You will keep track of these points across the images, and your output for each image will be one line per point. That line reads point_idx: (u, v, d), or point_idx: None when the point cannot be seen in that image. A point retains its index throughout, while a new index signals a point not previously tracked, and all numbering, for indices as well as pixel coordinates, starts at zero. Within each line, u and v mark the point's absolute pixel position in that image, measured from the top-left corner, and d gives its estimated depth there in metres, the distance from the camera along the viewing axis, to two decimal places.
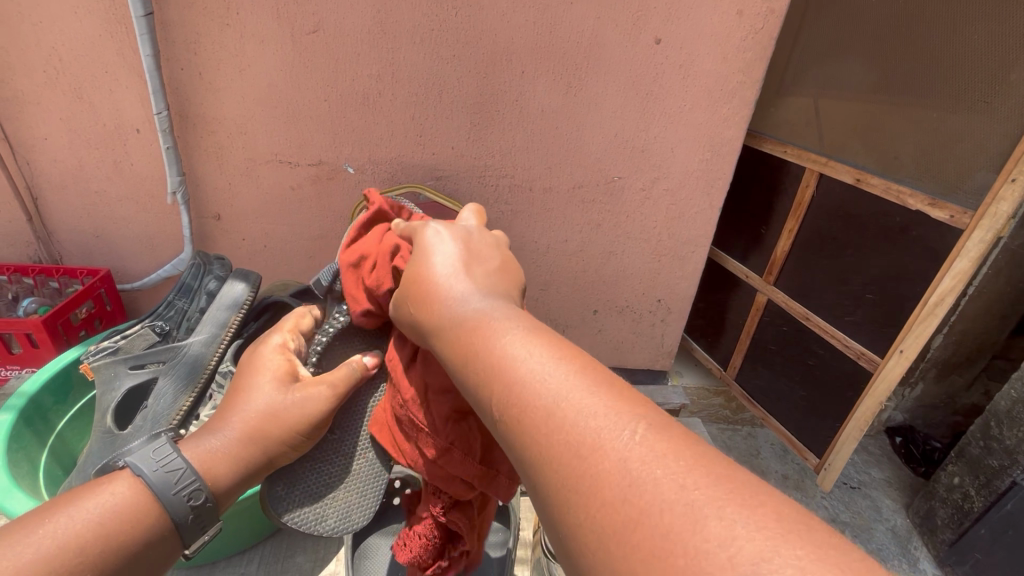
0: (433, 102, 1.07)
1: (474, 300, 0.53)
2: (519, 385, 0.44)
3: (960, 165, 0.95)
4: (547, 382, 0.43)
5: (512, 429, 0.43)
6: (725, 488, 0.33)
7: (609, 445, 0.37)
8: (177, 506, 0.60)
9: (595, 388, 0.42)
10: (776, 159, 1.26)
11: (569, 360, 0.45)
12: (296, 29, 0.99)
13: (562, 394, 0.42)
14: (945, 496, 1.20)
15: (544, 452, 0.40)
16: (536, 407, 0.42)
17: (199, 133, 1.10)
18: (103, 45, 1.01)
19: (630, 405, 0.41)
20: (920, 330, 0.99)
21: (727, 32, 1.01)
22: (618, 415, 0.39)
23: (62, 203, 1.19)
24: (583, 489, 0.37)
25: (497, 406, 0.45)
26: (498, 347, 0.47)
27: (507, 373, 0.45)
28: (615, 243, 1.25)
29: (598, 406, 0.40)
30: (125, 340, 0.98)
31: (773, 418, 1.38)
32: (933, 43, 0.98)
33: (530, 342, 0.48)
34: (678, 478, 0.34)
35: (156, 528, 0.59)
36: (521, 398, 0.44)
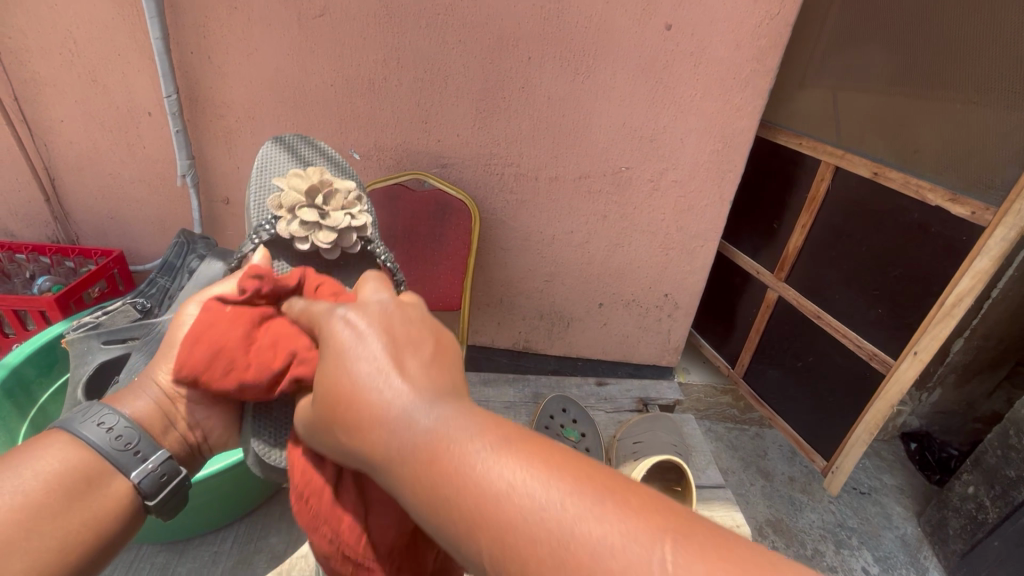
0: (438, 88, 1.06)
1: (382, 361, 0.43)
2: (409, 446, 0.38)
3: (982, 160, 0.91)
4: (420, 435, 0.38)
5: (424, 510, 0.37)
6: (637, 516, 0.31)
7: (499, 483, 0.34)
8: (92, 436, 0.58)
9: (484, 433, 0.37)
10: (791, 151, 1.21)
11: (498, 425, 0.38)
12: (303, 13, 0.99)
13: (464, 445, 0.36)
14: (958, 506, 1.16)
15: (455, 529, 0.35)
16: (443, 473, 0.36)
17: (208, 117, 1.11)
18: (115, 28, 1.02)
19: (558, 461, 0.35)
20: (935, 332, 0.94)
21: (741, 17, 0.97)
22: (502, 456, 0.35)
23: (77, 184, 1.22)
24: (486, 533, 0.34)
25: (415, 497, 0.37)
26: (410, 417, 0.39)
27: (423, 448, 0.37)
28: (622, 236, 1.22)
29: (522, 473, 0.34)
30: (106, 315, 1.00)
31: (781, 419, 1.34)
32: (959, 34, 0.95)
33: (446, 402, 0.40)
34: (567, 505, 0.32)
35: (86, 462, 0.56)
36: (417, 472, 0.37)
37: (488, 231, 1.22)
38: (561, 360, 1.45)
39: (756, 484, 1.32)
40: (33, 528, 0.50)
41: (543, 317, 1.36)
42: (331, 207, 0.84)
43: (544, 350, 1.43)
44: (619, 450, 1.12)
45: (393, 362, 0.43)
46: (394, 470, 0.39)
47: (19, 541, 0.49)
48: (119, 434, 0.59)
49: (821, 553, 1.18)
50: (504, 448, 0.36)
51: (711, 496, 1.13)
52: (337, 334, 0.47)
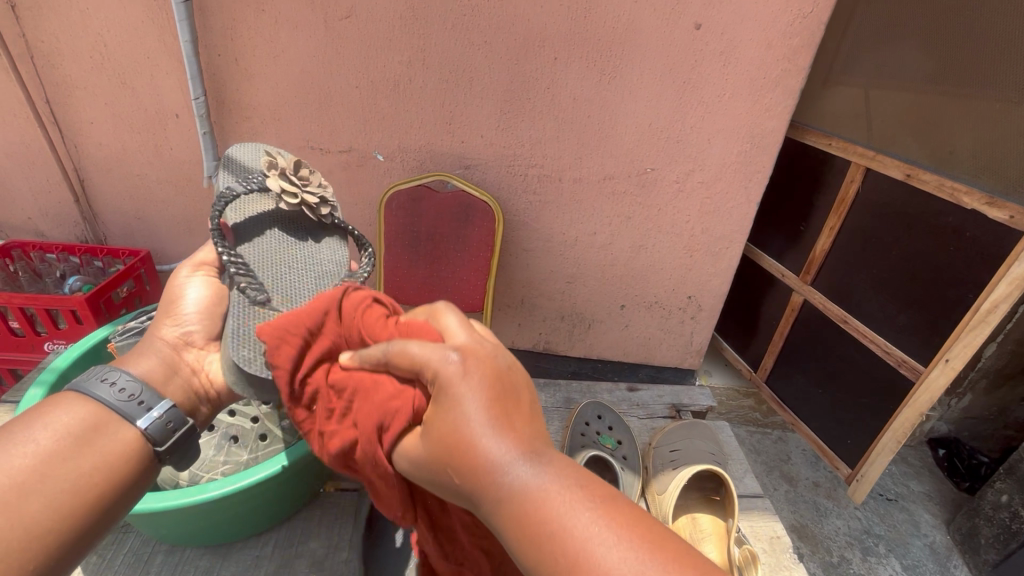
0: (463, 89, 1.06)
1: (487, 415, 0.39)
2: (504, 501, 0.37)
3: (1020, 162, 0.89)
4: (533, 491, 0.36)
5: (528, 559, 0.36)
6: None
7: (596, 554, 0.33)
8: (98, 391, 0.57)
9: (581, 493, 0.36)
10: (820, 152, 1.19)
11: (588, 488, 0.37)
12: (329, 15, 0.99)
13: (563, 512, 0.35)
14: (991, 515, 1.14)
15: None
16: (543, 535, 0.35)
17: (235, 119, 1.11)
18: (145, 31, 1.03)
19: (657, 535, 0.34)
20: (969, 339, 0.92)
21: (773, 15, 0.95)
22: (615, 538, 0.33)
23: (106, 186, 1.24)
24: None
25: (518, 539, 0.36)
26: (508, 471, 0.37)
27: (523, 502, 0.36)
28: (646, 237, 1.21)
29: (625, 546, 0.33)
30: (151, 320, 1.01)
31: (803, 424, 1.33)
32: (994, 33, 0.93)
33: (545, 460, 0.38)
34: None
35: (91, 415, 0.56)
36: (515, 523, 0.36)
37: (511, 231, 1.22)
38: (581, 362, 1.45)
39: (780, 489, 1.30)
40: (48, 472, 0.50)
41: (564, 318, 1.35)
42: (309, 181, 0.81)
43: (565, 351, 1.42)
44: (655, 458, 1.12)
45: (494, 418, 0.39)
46: (498, 513, 0.37)
47: (35, 484, 0.49)
48: (123, 388, 0.59)
49: (848, 560, 1.16)
50: (608, 515, 0.35)
51: (750, 505, 1.11)
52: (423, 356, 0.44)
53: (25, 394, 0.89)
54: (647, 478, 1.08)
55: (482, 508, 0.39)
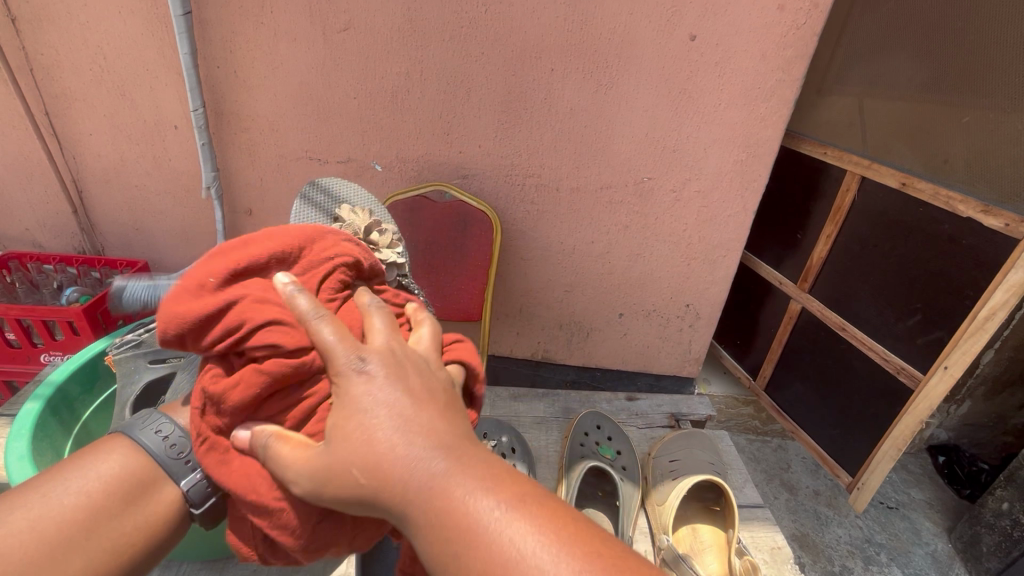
0: (460, 100, 1.06)
1: (399, 395, 0.44)
2: (420, 506, 0.40)
3: (1013, 170, 0.90)
4: (430, 475, 0.41)
5: (420, 535, 0.40)
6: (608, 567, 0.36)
7: (506, 544, 0.37)
8: (151, 446, 0.57)
9: (498, 490, 0.40)
10: (815, 161, 1.20)
11: (488, 466, 0.42)
12: (328, 27, 1.00)
13: (475, 508, 0.39)
14: (991, 522, 1.13)
15: (444, 553, 0.39)
16: (463, 539, 0.38)
17: (234, 130, 1.12)
18: (145, 43, 1.04)
19: (548, 514, 0.39)
20: (967, 346, 0.93)
21: (766, 27, 0.96)
22: (513, 514, 0.39)
23: (104, 197, 1.24)
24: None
25: (412, 519, 0.41)
26: (410, 455, 0.41)
27: (427, 489, 0.40)
28: (643, 246, 1.22)
29: (507, 516, 0.39)
30: (149, 333, 1.00)
31: (804, 432, 1.32)
32: (985, 42, 0.94)
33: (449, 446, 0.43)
34: (562, 573, 0.36)
35: (144, 470, 0.56)
36: (429, 525, 0.40)
37: (509, 241, 1.22)
38: (580, 371, 1.44)
39: (780, 498, 1.30)
40: (92, 526, 0.50)
41: (562, 327, 1.35)
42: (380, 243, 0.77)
43: (563, 360, 1.42)
44: (654, 468, 1.11)
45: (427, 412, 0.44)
46: (409, 519, 0.41)
47: (79, 538, 0.49)
48: (174, 443, 0.58)
49: (850, 569, 1.16)
50: (523, 513, 0.39)
51: (750, 516, 1.11)
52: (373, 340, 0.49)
53: (20, 408, 0.93)
54: (647, 489, 1.08)
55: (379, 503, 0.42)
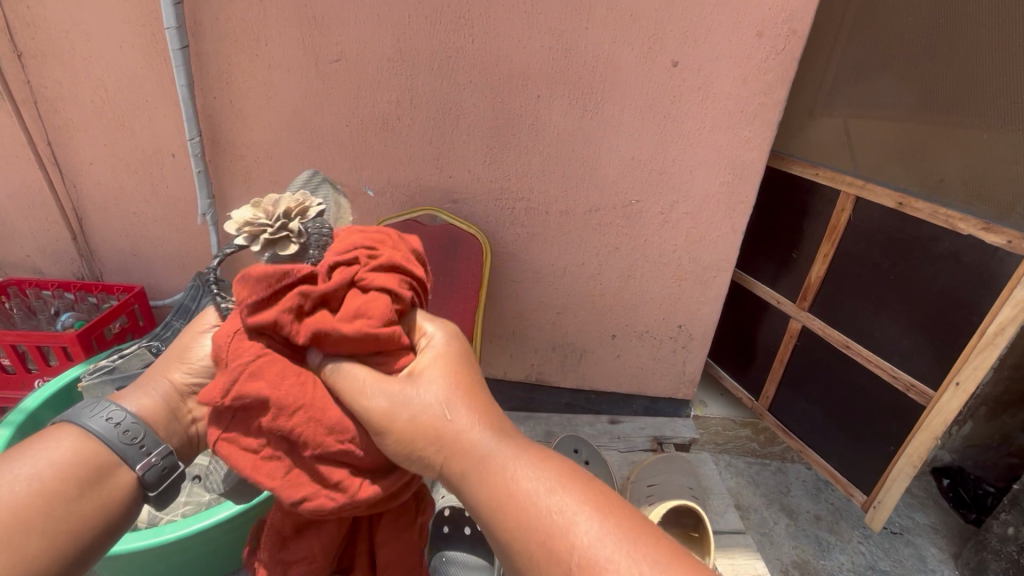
0: (450, 127, 1.09)
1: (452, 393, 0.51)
2: (477, 467, 0.46)
3: (1014, 188, 0.91)
4: (503, 455, 0.47)
5: (487, 510, 0.45)
6: (670, 560, 0.39)
7: (557, 524, 0.42)
8: (105, 432, 0.57)
9: (543, 461, 0.46)
10: (808, 181, 1.21)
11: (543, 450, 0.48)
12: (320, 58, 1.03)
13: (528, 479, 0.44)
14: (998, 548, 1.11)
15: (509, 531, 0.43)
16: (514, 509, 0.43)
17: (230, 158, 1.14)
18: (143, 76, 1.07)
19: (609, 498, 0.44)
20: (978, 362, 0.92)
21: (747, 51, 0.98)
22: (566, 496, 0.43)
23: (104, 224, 1.26)
24: (518, 544, 0.43)
25: (488, 502, 0.45)
26: (479, 444, 0.47)
27: (490, 468, 0.46)
28: (634, 267, 1.22)
29: (566, 500, 0.43)
30: (122, 358, 1.02)
31: (813, 452, 1.30)
32: (974, 64, 0.96)
33: (507, 436, 0.49)
34: (605, 538, 0.40)
35: (98, 457, 0.56)
36: (490, 497, 0.45)
37: (500, 264, 1.23)
38: (574, 393, 1.43)
39: (781, 523, 1.27)
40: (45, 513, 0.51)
41: (555, 348, 1.35)
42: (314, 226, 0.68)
43: (556, 382, 1.41)
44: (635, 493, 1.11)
45: (464, 392, 0.52)
46: (475, 486, 0.46)
47: (37, 524, 0.50)
48: (127, 428, 0.58)
49: None
50: (564, 484, 0.44)
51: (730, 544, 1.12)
52: (408, 374, 0.54)
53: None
54: None
55: (451, 471, 0.48)
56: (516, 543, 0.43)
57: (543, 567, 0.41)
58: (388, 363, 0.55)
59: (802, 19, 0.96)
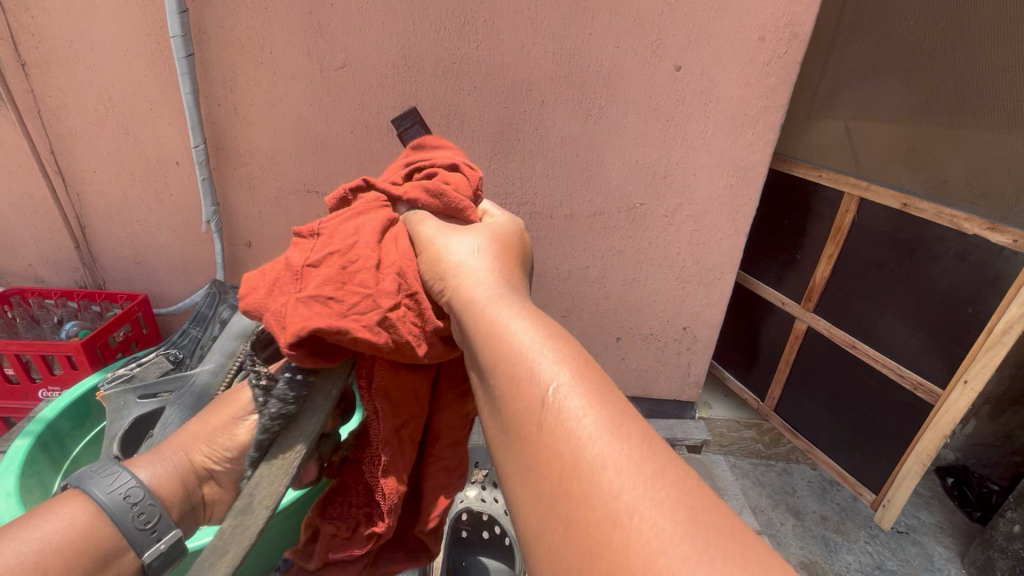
0: (454, 132, 1.09)
1: (483, 263, 0.49)
2: (477, 317, 0.43)
3: (1015, 187, 0.92)
4: (498, 305, 0.43)
5: (479, 347, 0.42)
6: (660, 469, 0.30)
7: (548, 376, 0.36)
8: (118, 511, 0.53)
9: (539, 321, 0.41)
10: (810, 182, 1.22)
11: (541, 313, 0.43)
12: (324, 65, 1.03)
13: (522, 329, 0.40)
14: (1005, 546, 1.11)
15: (491, 372, 0.40)
16: (508, 351, 0.39)
17: (233, 165, 1.14)
18: (148, 84, 1.08)
19: (605, 382, 0.36)
20: (985, 360, 0.92)
21: (749, 56, 1.00)
22: (561, 360, 0.37)
23: (107, 232, 1.26)
24: (509, 408, 0.37)
25: (478, 338, 0.42)
26: (487, 295, 0.45)
27: (482, 316, 0.43)
28: (637, 270, 1.23)
29: (556, 354, 0.38)
30: (140, 367, 1.00)
31: (820, 452, 1.30)
32: (975, 65, 0.97)
33: (517, 297, 0.45)
34: (605, 421, 0.32)
35: (105, 537, 0.51)
36: (486, 339, 0.41)
37: None
38: None
39: (787, 523, 1.27)
40: None
41: None
42: None
43: None
44: None
45: (495, 270, 0.49)
46: (474, 329, 0.43)
47: None
48: (143, 510, 0.55)
49: None
50: (558, 344, 0.39)
51: None
52: (444, 241, 0.52)
53: (10, 446, 0.96)
54: None
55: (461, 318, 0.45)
56: (501, 381, 0.39)
57: (516, 414, 0.36)
58: (430, 229, 0.55)
59: (803, 24, 0.97)
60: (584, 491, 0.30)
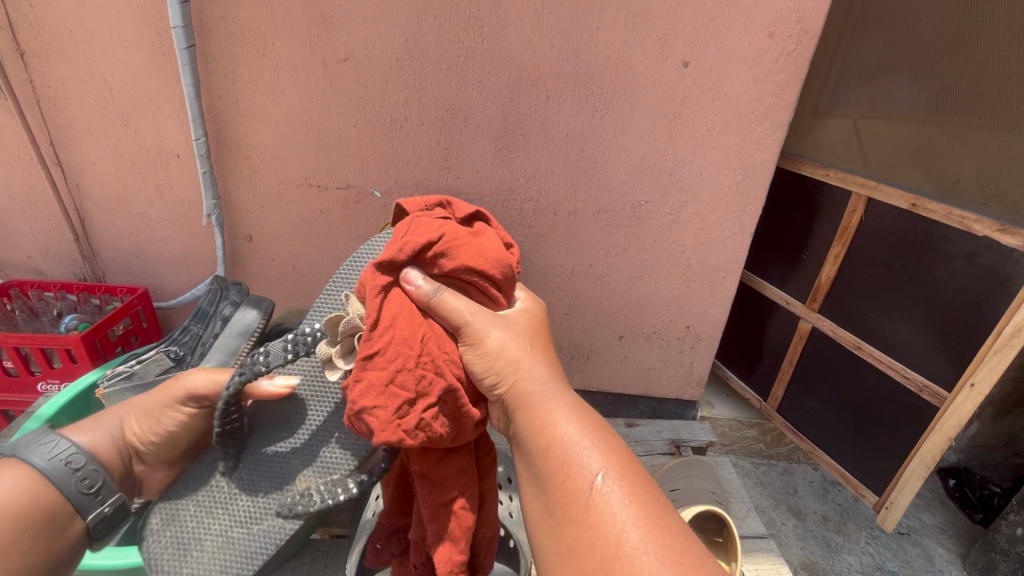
0: (458, 127, 1.08)
1: (528, 361, 0.68)
2: (533, 406, 0.62)
3: None
4: (542, 398, 0.63)
5: (529, 429, 0.61)
6: (650, 522, 0.50)
7: (581, 455, 0.56)
8: (60, 475, 0.73)
9: (577, 415, 0.61)
10: (817, 182, 1.20)
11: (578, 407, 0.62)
12: (328, 58, 1.02)
13: (562, 419, 0.60)
14: (1007, 549, 1.11)
15: (537, 445, 0.59)
16: (553, 430, 0.59)
17: (234, 158, 1.13)
18: (148, 75, 1.06)
19: (622, 461, 0.56)
20: (994, 363, 0.92)
21: (758, 52, 0.98)
22: (597, 449, 0.57)
23: (107, 224, 1.25)
24: (550, 470, 0.57)
25: (528, 423, 0.62)
26: (536, 389, 0.64)
27: (535, 402, 0.63)
28: (642, 268, 1.22)
29: (586, 437, 0.58)
30: (140, 365, 1.01)
31: (822, 452, 1.30)
32: (989, 65, 0.96)
33: (562, 394, 0.65)
34: (614, 494, 0.52)
35: (47, 493, 0.72)
36: (536, 422, 0.61)
37: None
38: (581, 394, 1.43)
39: (788, 524, 1.27)
40: None
41: (562, 349, 1.34)
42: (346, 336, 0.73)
43: None
44: None
45: (538, 364, 0.68)
46: (527, 414, 0.62)
47: None
48: None
49: None
50: (588, 430, 0.59)
51: (753, 548, 1.11)
52: (488, 338, 0.68)
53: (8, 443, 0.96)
54: None
55: (514, 405, 0.64)
56: (544, 452, 0.58)
57: (552, 475, 0.56)
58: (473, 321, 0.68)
59: (813, 20, 0.96)
60: (597, 531, 0.50)
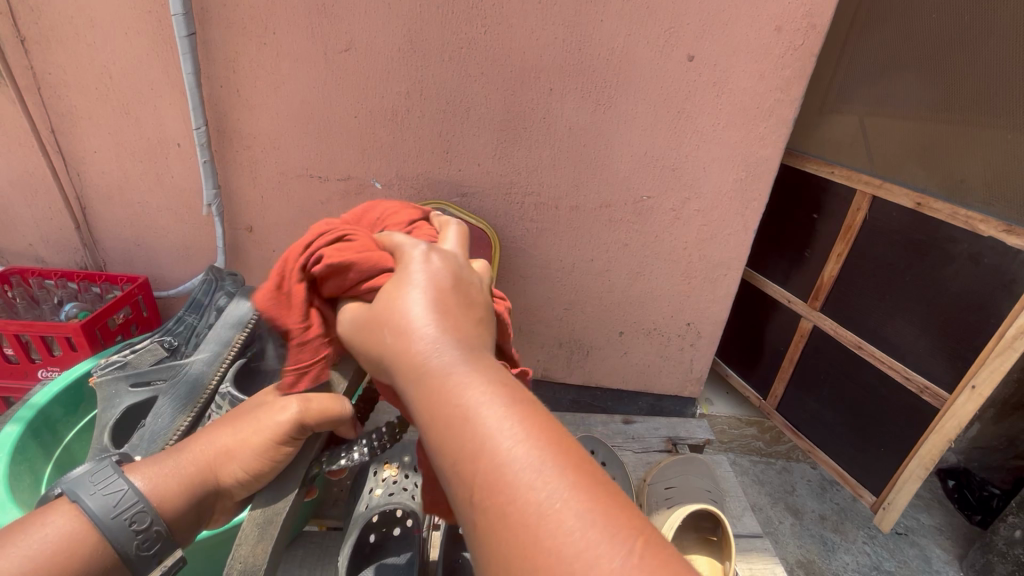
0: (460, 119, 1.07)
1: (424, 308, 0.49)
2: (426, 379, 0.45)
3: None
4: (444, 368, 0.45)
5: (424, 407, 0.45)
6: (602, 508, 0.37)
7: (488, 432, 0.41)
8: (120, 536, 0.51)
9: (488, 377, 0.44)
10: (822, 179, 1.19)
11: (489, 367, 0.46)
12: (329, 48, 1.01)
13: (470, 393, 0.43)
14: (1005, 551, 1.11)
15: (434, 424, 0.43)
16: (453, 405, 0.43)
17: (235, 147, 1.12)
18: (149, 63, 1.06)
19: (547, 426, 0.42)
20: (995, 366, 0.91)
21: (765, 47, 0.97)
22: (507, 415, 0.42)
23: (108, 213, 1.24)
24: (455, 459, 0.41)
25: (421, 396, 0.45)
26: (433, 355, 0.46)
27: (433, 373, 0.45)
28: (643, 265, 1.21)
29: (492, 403, 0.42)
30: (134, 354, 1.01)
31: (821, 452, 1.30)
32: (998, 63, 0.95)
33: (464, 351, 0.46)
34: (545, 478, 0.38)
35: (105, 558, 0.51)
36: (432, 399, 0.44)
37: (509, 259, 1.21)
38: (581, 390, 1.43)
39: (786, 522, 1.27)
40: None
41: (562, 344, 1.34)
42: None
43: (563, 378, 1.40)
44: (652, 495, 1.11)
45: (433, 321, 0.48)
46: (420, 386, 0.45)
47: None
48: (147, 539, 0.52)
49: None
50: (498, 391, 0.43)
51: (749, 547, 1.11)
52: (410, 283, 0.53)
53: (1, 431, 0.96)
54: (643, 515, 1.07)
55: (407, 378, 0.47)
56: (445, 439, 0.42)
57: (459, 467, 0.41)
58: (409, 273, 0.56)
59: (822, 14, 0.94)
60: (521, 532, 0.37)
